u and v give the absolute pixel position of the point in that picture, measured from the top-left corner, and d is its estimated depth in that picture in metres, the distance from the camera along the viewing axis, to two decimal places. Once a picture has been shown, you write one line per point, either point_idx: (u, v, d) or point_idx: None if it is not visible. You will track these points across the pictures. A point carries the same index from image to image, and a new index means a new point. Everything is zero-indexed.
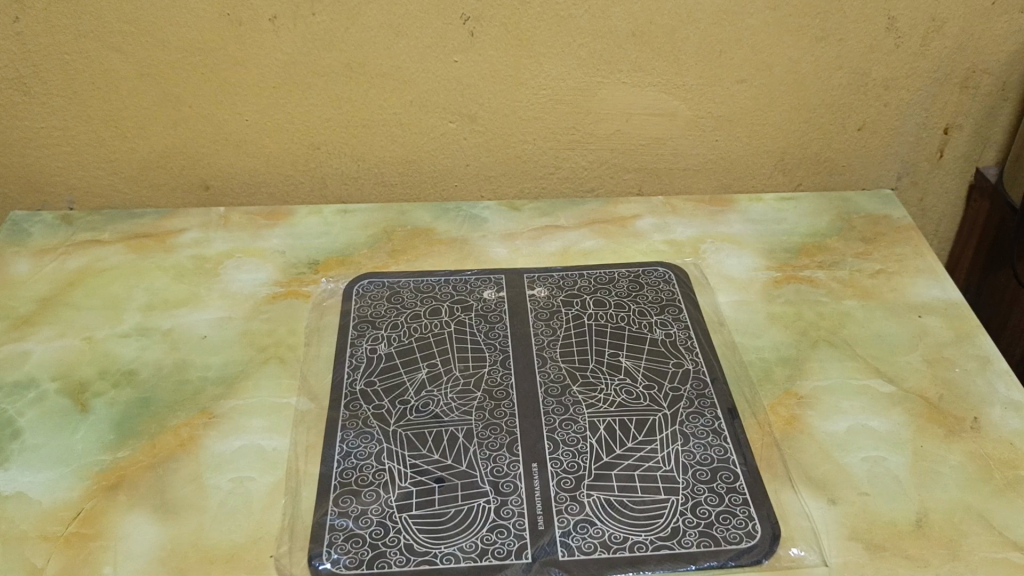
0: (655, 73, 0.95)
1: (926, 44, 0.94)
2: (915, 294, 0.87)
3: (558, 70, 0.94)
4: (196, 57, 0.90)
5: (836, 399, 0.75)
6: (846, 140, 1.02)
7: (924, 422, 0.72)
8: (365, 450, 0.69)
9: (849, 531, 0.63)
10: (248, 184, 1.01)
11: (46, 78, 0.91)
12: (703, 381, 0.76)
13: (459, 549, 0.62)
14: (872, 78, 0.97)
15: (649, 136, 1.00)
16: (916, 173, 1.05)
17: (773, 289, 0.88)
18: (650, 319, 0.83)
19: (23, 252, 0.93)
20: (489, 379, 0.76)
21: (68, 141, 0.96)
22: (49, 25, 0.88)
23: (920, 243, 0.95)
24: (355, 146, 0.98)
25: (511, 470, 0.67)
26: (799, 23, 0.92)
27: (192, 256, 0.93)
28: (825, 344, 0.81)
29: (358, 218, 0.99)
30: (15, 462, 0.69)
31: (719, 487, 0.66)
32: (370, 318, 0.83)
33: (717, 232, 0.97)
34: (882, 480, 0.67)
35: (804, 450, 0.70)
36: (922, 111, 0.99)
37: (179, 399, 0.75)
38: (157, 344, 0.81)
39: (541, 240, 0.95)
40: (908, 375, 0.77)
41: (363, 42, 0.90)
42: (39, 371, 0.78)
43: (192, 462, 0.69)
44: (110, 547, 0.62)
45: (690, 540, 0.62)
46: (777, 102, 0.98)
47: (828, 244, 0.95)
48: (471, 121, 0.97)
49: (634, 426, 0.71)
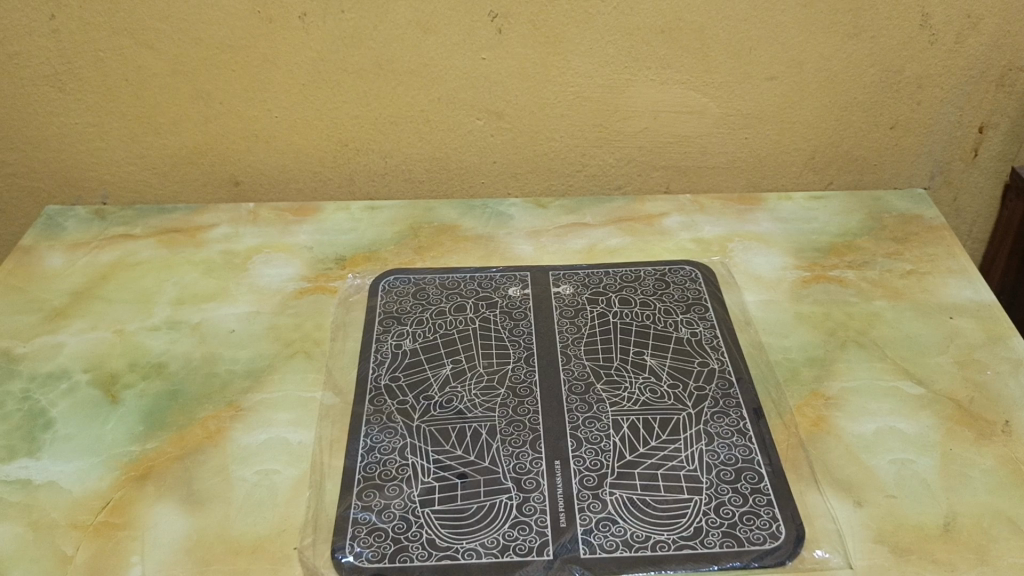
0: (684, 70, 0.94)
1: (961, 41, 0.93)
2: (947, 295, 0.86)
3: (586, 67, 0.94)
4: (227, 54, 0.91)
5: (864, 400, 0.74)
6: (878, 139, 1.00)
7: (953, 425, 0.71)
8: (389, 445, 0.70)
9: (874, 533, 0.63)
10: (277, 179, 1.02)
11: (81, 75, 0.93)
12: (728, 381, 0.76)
13: (481, 545, 0.62)
14: (906, 75, 0.95)
15: (677, 134, 0.99)
16: (949, 172, 1.03)
17: (801, 289, 0.87)
18: (676, 318, 0.83)
19: (56, 245, 0.95)
20: (513, 376, 0.76)
21: (102, 137, 0.97)
22: (84, 23, 0.89)
23: (953, 243, 0.93)
24: (383, 143, 0.99)
25: (534, 467, 0.67)
26: (830, 21, 0.91)
27: (222, 251, 0.94)
28: (853, 345, 0.80)
29: (385, 215, 1.00)
30: (46, 451, 0.70)
31: (743, 487, 0.66)
32: (395, 314, 0.84)
33: (746, 230, 0.96)
34: (909, 482, 0.66)
35: (830, 452, 0.69)
36: (956, 109, 0.98)
37: (207, 392, 0.76)
38: (187, 338, 0.82)
39: (567, 238, 0.95)
40: (938, 377, 0.76)
41: (391, 39, 0.91)
42: (71, 363, 0.79)
43: (218, 454, 0.70)
44: (137, 536, 0.63)
45: (713, 540, 0.62)
46: (807, 100, 0.97)
47: (858, 243, 0.94)
48: (499, 118, 0.97)
49: (657, 426, 0.71)
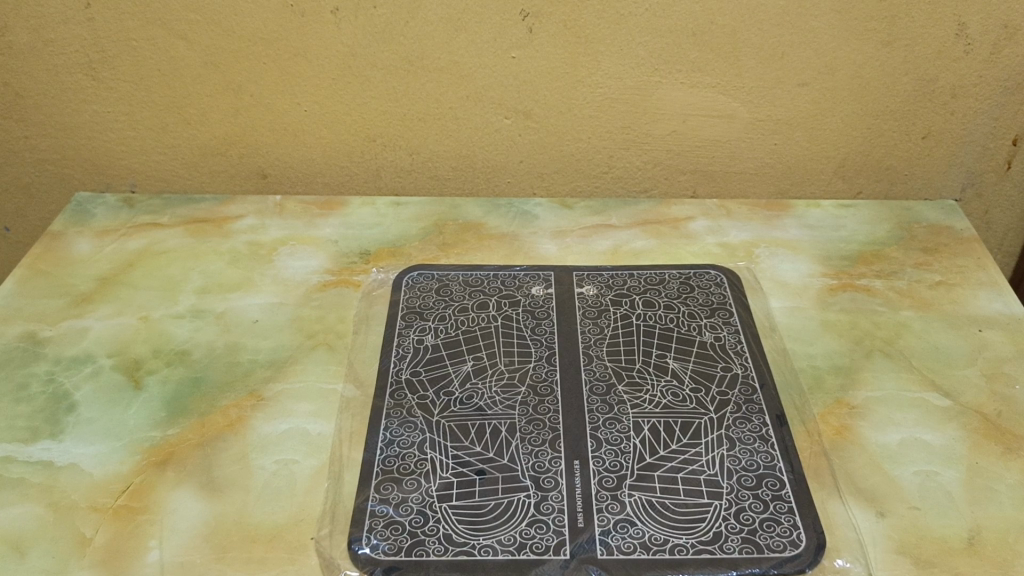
0: (714, 74, 0.94)
1: (997, 52, 0.92)
2: (977, 307, 0.85)
3: (616, 68, 0.93)
4: (259, 46, 0.92)
5: (889, 410, 0.73)
6: (909, 148, 0.99)
7: (980, 438, 0.70)
8: (408, 439, 0.70)
9: (897, 544, 0.62)
10: (305, 173, 1.02)
11: (114, 64, 0.94)
12: (751, 387, 0.75)
13: (498, 542, 0.61)
14: (940, 84, 0.94)
15: (705, 137, 0.99)
16: (982, 184, 1.02)
17: (828, 296, 0.86)
18: (700, 322, 0.82)
19: (84, 232, 0.96)
20: (534, 375, 0.76)
21: (133, 126, 0.98)
22: (119, 12, 0.90)
23: (984, 256, 0.92)
24: (410, 139, 0.99)
25: (553, 466, 0.67)
26: (865, 27, 0.90)
27: (247, 242, 0.94)
28: (879, 354, 0.79)
29: (410, 211, 1.00)
30: (68, 434, 0.70)
31: (764, 494, 0.65)
32: (418, 309, 0.84)
33: (773, 236, 0.95)
34: (934, 494, 0.65)
35: (853, 461, 0.68)
36: (990, 121, 0.97)
37: (229, 380, 0.76)
38: (210, 326, 0.82)
39: (592, 239, 0.95)
40: (965, 390, 0.75)
41: (421, 35, 0.91)
42: (95, 347, 0.80)
43: (238, 442, 0.70)
44: (156, 521, 0.63)
45: (732, 546, 0.61)
46: (839, 107, 0.96)
47: (886, 253, 0.93)
48: (527, 118, 0.97)
49: (678, 429, 0.70)
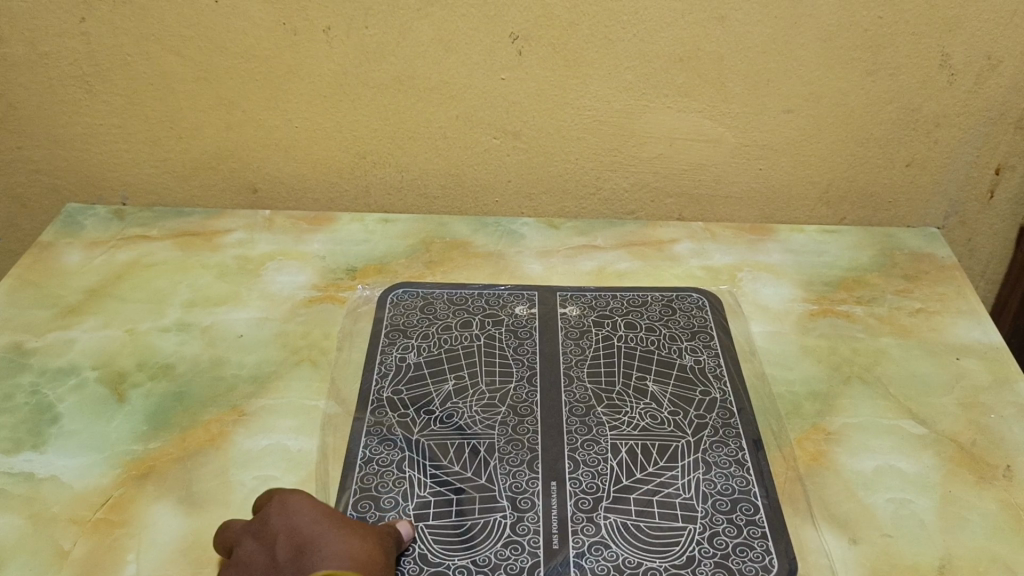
0: (701, 99, 0.95)
1: (980, 82, 0.93)
2: (955, 335, 0.86)
3: (604, 91, 0.94)
4: (251, 63, 0.93)
5: (865, 437, 0.74)
6: (893, 176, 1.00)
7: (955, 466, 0.71)
8: (387, 458, 0.70)
9: (869, 572, 0.62)
10: (295, 189, 1.03)
11: (108, 78, 0.94)
12: (729, 411, 0.75)
13: (473, 562, 0.62)
14: (924, 113, 0.95)
15: (692, 162, 1.00)
16: (964, 212, 1.03)
17: (807, 321, 0.87)
18: (681, 345, 0.83)
19: (75, 243, 0.97)
20: (514, 395, 0.76)
21: (125, 138, 0.99)
22: (114, 27, 0.91)
23: (964, 284, 0.93)
24: (400, 158, 1.00)
25: (530, 487, 0.67)
26: (849, 56, 0.91)
27: (235, 257, 0.95)
28: (857, 380, 0.80)
29: (399, 228, 1.01)
30: (51, 446, 0.71)
31: (738, 518, 0.66)
32: (401, 327, 0.84)
33: (755, 260, 0.96)
34: (906, 522, 0.66)
35: (829, 487, 0.69)
36: (973, 150, 0.98)
37: (212, 394, 0.77)
38: (196, 340, 0.83)
39: (577, 260, 0.96)
40: (942, 418, 0.76)
41: (412, 56, 0.92)
42: (81, 359, 0.80)
43: (219, 457, 0.70)
44: (134, 534, 0.64)
45: (705, 570, 0.62)
46: (824, 134, 0.97)
47: (868, 279, 0.94)
48: (516, 138, 0.98)
49: (655, 452, 0.71)
